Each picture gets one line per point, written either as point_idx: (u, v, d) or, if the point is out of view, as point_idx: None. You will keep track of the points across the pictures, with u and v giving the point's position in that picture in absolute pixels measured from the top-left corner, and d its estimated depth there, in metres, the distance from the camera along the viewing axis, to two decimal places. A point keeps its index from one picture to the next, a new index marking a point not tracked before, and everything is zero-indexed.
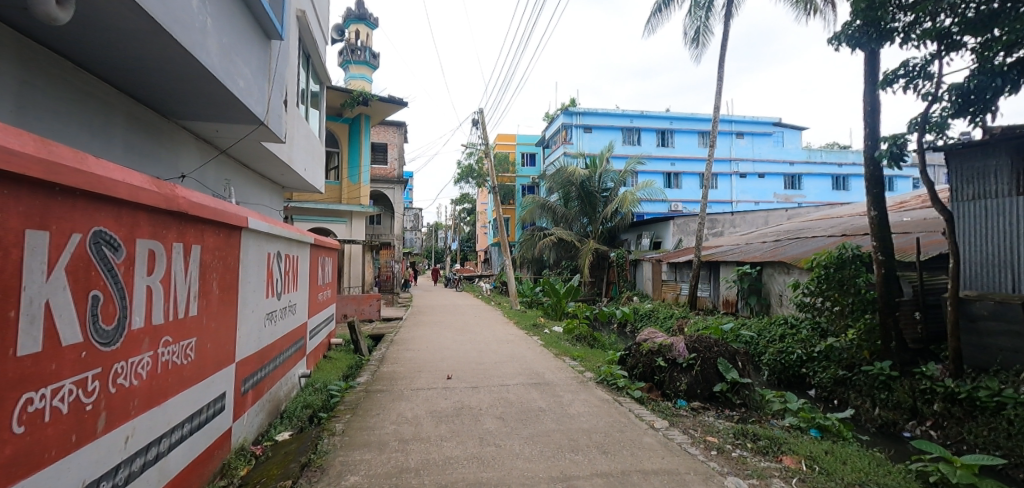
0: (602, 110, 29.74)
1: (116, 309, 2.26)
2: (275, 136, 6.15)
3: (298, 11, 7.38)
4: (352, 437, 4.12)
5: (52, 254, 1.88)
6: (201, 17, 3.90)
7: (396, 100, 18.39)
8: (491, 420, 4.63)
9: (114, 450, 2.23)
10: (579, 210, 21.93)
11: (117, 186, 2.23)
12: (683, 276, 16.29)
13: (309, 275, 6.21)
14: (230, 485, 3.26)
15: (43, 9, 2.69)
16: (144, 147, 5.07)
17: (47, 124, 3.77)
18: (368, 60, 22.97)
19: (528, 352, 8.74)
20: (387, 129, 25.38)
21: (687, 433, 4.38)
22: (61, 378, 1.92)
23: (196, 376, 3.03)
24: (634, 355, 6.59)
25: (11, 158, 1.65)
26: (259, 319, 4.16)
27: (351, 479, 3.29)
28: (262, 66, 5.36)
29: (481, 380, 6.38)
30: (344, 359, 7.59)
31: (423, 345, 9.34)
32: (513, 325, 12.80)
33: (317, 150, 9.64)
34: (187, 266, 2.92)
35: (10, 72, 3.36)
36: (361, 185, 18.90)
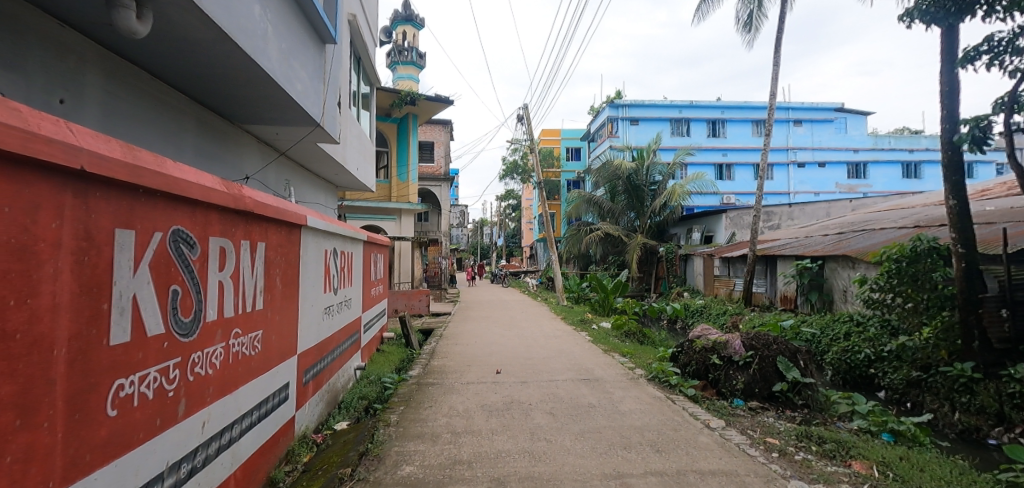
0: (649, 101, 28.97)
1: (193, 302, 2.43)
2: (330, 137, 6.39)
3: (349, 15, 7.61)
4: (406, 429, 4.22)
5: (140, 250, 2.08)
6: (261, 25, 4.08)
7: (442, 98, 18.70)
8: (541, 415, 4.63)
9: (193, 435, 2.41)
10: (626, 204, 21.60)
11: (192, 188, 2.40)
12: (738, 272, 15.85)
13: (363, 271, 6.45)
14: (294, 470, 3.44)
15: (125, 22, 2.90)
16: (213, 150, 5.40)
17: (129, 130, 4.06)
18: (414, 60, 23.46)
19: (576, 347, 8.70)
20: (434, 127, 25.93)
21: (746, 433, 4.23)
22: (147, 366, 2.11)
23: (263, 367, 3.20)
24: (687, 352, 6.44)
25: (98, 162, 1.85)
26: (317, 312, 4.33)
27: (407, 469, 3.37)
28: (317, 70, 5.57)
29: (531, 375, 6.39)
30: (396, 352, 7.79)
31: (472, 340, 9.46)
32: (561, 321, 12.78)
33: (368, 150, 9.95)
34: (253, 262, 3.09)
35: (96, 83, 3.66)
36: (410, 183, 19.32)
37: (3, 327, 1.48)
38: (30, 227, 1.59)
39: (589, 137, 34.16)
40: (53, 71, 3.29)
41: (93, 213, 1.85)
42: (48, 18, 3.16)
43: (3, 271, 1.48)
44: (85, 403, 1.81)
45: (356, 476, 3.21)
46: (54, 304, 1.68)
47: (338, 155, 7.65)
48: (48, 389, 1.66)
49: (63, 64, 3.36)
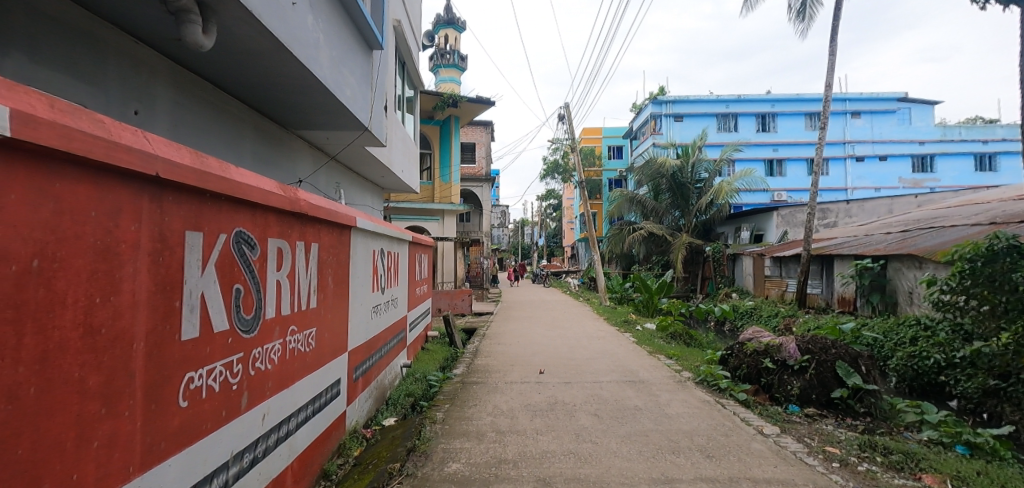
0: (694, 97, 28.17)
1: (254, 300, 2.57)
2: (378, 140, 6.57)
3: (394, 21, 7.80)
4: (452, 427, 4.27)
5: (207, 251, 2.23)
6: (314, 34, 4.24)
7: (484, 100, 18.85)
8: (586, 417, 4.59)
9: (255, 426, 2.55)
10: (670, 202, 21.18)
11: (252, 191, 2.54)
12: (791, 272, 15.07)
13: (408, 271, 6.60)
14: (345, 464, 3.56)
15: (193, 36, 3.07)
16: (269, 155, 5.67)
17: (195, 138, 4.32)
18: (457, 63, 23.82)
19: (620, 349, 8.58)
20: (475, 128, 26.26)
21: (803, 441, 4.04)
22: (213, 360, 2.27)
23: (317, 363, 3.33)
24: (737, 356, 6.24)
25: (171, 169, 2.01)
26: (366, 311, 4.45)
27: (453, 466, 3.42)
28: (365, 75, 5.74)
29: (574, 376, 6.36)
30: (440, 351, 7.92)
31: (514, 340, 9.49)
32: (603, 321, 12.66)
33: (413, 153, 10.18)
34: (308, 262, 3.22)
35: (166, 94, 3.92)
36: (452, 184, 19.68)
37: (87, 322, 1.67)
38: (111, 231, 1.77)
39: (630, 134, 33.61)
40: (128, 84, 3.55)
41: (167, 216, 2.02)
42: (124, 35, 3.42)
43: (86, 270, 1.67)
44: (159, 393, 1.98)
45: (404, 471, 3.28)
46: (134, 301, 1.86)
47: (385, 158, 7.86)
48: (127, 380, 1.84)
49: (136, 78, 3.62)
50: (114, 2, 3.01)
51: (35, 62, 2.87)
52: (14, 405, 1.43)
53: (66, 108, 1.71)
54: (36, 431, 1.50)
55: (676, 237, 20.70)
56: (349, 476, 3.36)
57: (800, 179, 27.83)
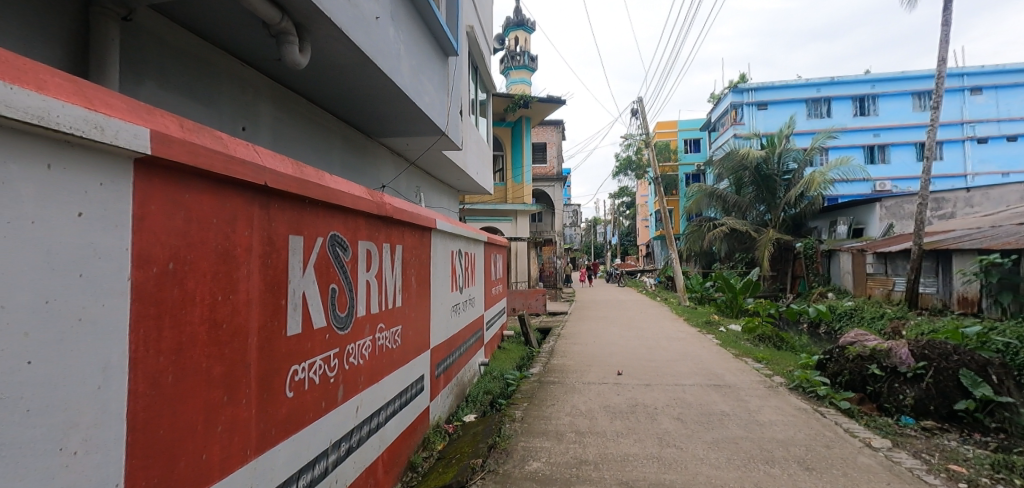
0: (779, 83, 25.97)
1: (348, 299, 2.74)
2: (454, 144, 6.78)
3: (467, 27, 8.01)
4: (531, 425, 4.31)
5: (306, 254, 2.41)
6: (396, 46, 4.45)
7: (553, 99, 18.87)
8: (669, 420, 4.44)
9: (350, 417, 2.72)
10: (754, 196, 20.05)
11: (344, 197, 2.71)
12: (899, 270, 13.53)
13: (484, 271, 6.76)
14: (430, 457, 3.71)
15: (292, 56, 3.32)
16: (356, 163, 6.03)
17: (292, 150, 4.68)
18: (526, 64, 24.06)
19: (703, 351, 8.22)
20: (546, 128, 26.39)
21: (920, 457, 3.64)
22: (314, 354, 2.45)
23: (403, 359, 3.49)
24: (837, 361, 5.76)
25: (276, 178, 2.20)
26: (446, 310, 4.60)
27: (534, 465, 3.45)
28: (442, 82, 5.94)
29: (654, 378, 6.18)
30: (515, 350, 8.01)
31: (591, 340, 9.41)
32: (684, 322, 12.23)
33: (487, 155, 10.41)
34: (393, 263, 3.38)
35: (267, 110, 4.28)
36: (525, 184, 19.98)
37: (212, 317, 1.87)
38: (229, 236, 1.97)
39: (707, 126, 32.12)
40: (238, 103, 3.93)
41: (273, 222, 2.21)
42: (233, 59, 3.79)
43: (211, 272, 1.87)
44: (271, 383, 2.16)
45: (487, 467, 3.35)
46: (248, 299, 2.05)
47: (460, 161, 8.08)
48: (245, 370, 2.03)
49: (244, 97, 4.00)
50: (226, 29, 3.35)
51: (166, 88, 3.26)
52: (154, 389, 1.63)
53: (192, 127, 1.92)
54: (172, 414, 1.70)
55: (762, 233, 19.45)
56: (434, 468, 3.49)
57: (908, 165, 25.53)
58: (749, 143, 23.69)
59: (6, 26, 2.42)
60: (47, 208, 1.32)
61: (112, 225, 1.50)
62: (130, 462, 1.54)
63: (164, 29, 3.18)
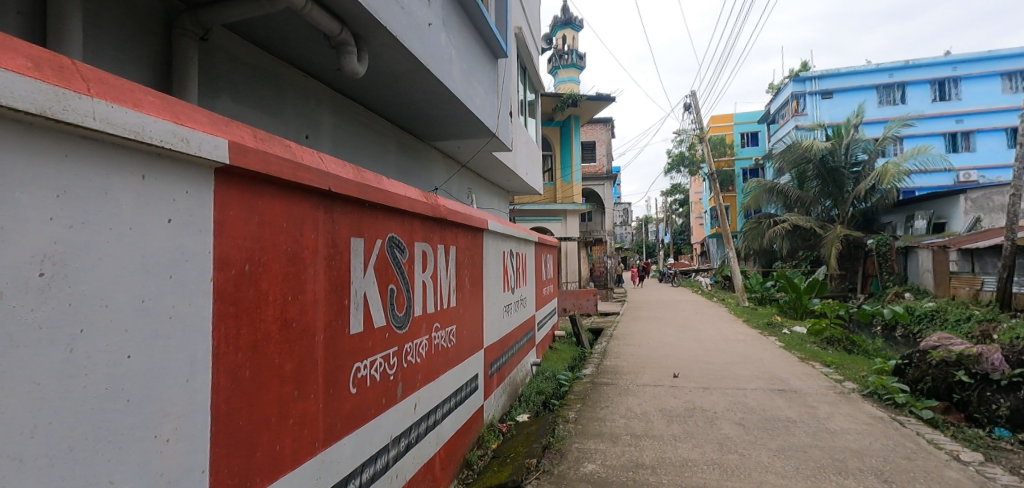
0: (846, 69, 24.37)
1: (405, 299, 2.83)
2: (503, 145, 6.84)
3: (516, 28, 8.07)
4: (585, 427, 4.28)
5: (367, 255, 2.51)
6: (447, 50, 4.54)
7: (603, 97, 18.73)
8: (730, 426, 4.27)
9: (408, 413, 2.80)
10: (819, 190, 18.99)
11: (401, 200, 2.79)
12: (988, 268, 12.39)
13: (535, 271, 6.77)
14: (485, 455, 3.76)
15: (351, 65, 3.46)
16: (410, 166, 6.20)
17: (351, 155, 4.88)
18: (574, 62, 23.99)
19: (765, 353, 7.86)
20: (595, 126, 26.18)
21: (1017, 473, 3.32)
22: (375, 352, 2.54)
23: (458, 358, 3.55)
24: (918, 366, 5.35)
25: (339, 183, 2.29)
26: (498, 309, 4.65)
27: (589, 466, 3.42)
28: (492, 85, 6.01)
29: (713, 382, 5.97)
30: (567, 351, 7.97)
31: (644, 341, 9.22)
32: (743, 323, 11.79)
33: (536, 155, 10.44)
34: (447, 263, 3.45)
35: (327, 118, 4.49)
36: (574, 183, 19.90)
37: (283, 316, 1.98)
38: (297, 239, 2.08)
39: (765, 119, 30.72)
40: (301, 113, 4.13)
41: (336, 225, 2.31)
42: (296, 71, 4.00)
43: (282, 273, 1.98)
44: (336, 380, 2.26)
45: (541, 467, 3.35)
46: (315, 299, 2.15)
47: (510, 161, 8.14)
48: (312, 367, 2.13)
49: (307, 107, 4.19)
50: (289, 42, 3.53)
51: (239, 101, 3.48)
52: (234, 383, 1.74)
53: (265, 137, 2.03)
54: (250, 406, 1.81)
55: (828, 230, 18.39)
56: (488, 466, 3.53)
57: (995, 153, 23.50)
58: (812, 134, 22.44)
59: (103, 49, 2.67)
60: (142, 215, 1.44)
61: (197, 230, 1.62)
62: (214, 449, 1.66)
63: (236, 47, 3.40)
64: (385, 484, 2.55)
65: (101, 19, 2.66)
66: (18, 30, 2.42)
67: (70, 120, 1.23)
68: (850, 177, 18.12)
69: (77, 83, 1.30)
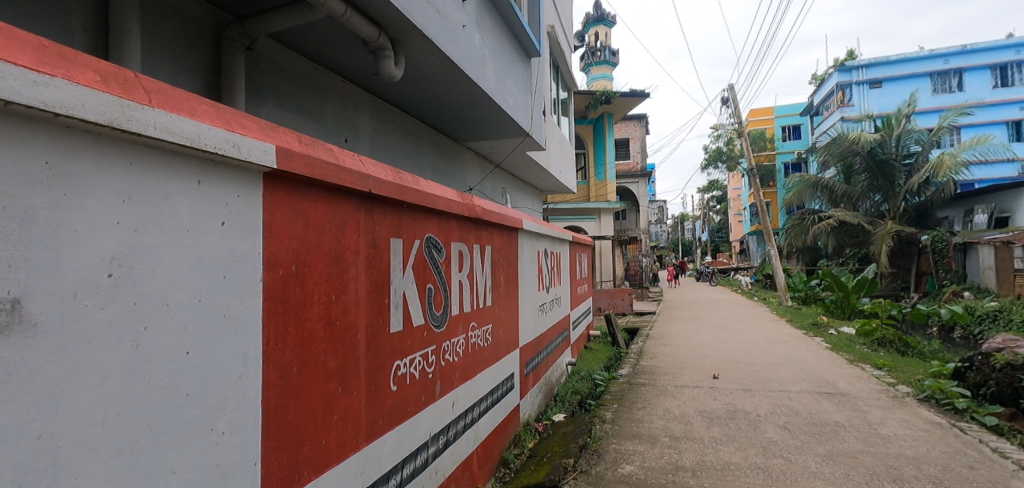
0: (895, 57, 23.14)
1: (443, 298, 2.87)
2: (537, 144, 6.83)
3: (548, 26, 8.05)
4: (623, 428, 4.23)
5: (405, 255, 2.55)
6: (481, 51, 4.57)
7: (638, 93, 18.47)
8: (774, 429, 4.14)
9: (446, 411, 2.84)
10: (868, 184, 18.18)
11: (438, 200, 2.83)
12: None
13: (569, 270, 6.73)
14: (522, 454, 3.77)
15: (388, 69, 3.53)
16: (445, 167, 6.28)
17: (388, 157, 4.97)
18: (607, 59, 23.75)
19: (810, 355, 7.58)
20: (629, 123, 25.90)
21: None
22: (414, 350, 2.58)
23: (494, 357, 3.57)
24: (981, 370, 5.02)
25: (379, 184, 2.35)
26: (533, 309, 4.65)
27: (627, 468, 3.39)
28: (525, 84, 6.01)
29: (755, 383, 5.80)
30: (603, 351, 7.90)
31: (681, 341, 9.04)
32: (787, 323, 11.40)
33: (569, 154, 10.38)
34: (483, 263, 3.48)
35: (365, 121, 4.58)
36: (608, 181, 19.64)
37: (327, 314, 2.04)
38: (340, 240, 2.14)
39: (808, 111, 29.55)
40: (340, 117, 4.23)
41: (376, 226, 2.37)
42: (335, 76, 4.11)
43: (326, 273, 2.04)
44: (377, 377, 2.31)
45: (579, 467, 3.34)
46: (356, 298, 2.21)
47: (543, 160, 8.12)
48: (355, 364, 2.19)
49: (346, 111, 4.30)
50: (328, 48, 3.63)
51: (282, 107, 3.60)
52: (282, 379, 1.81)
53: (310, 141, 2.10)
54: (297, 402, 1.87)
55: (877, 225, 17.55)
56: (525, 465, 3.54)
57: None
58: (859, 126, 21.41)
59: (159, 61, 2.81)
60: (198, 219, 1.51)
61: (247, 232, 1.69)
62: (265, 443, 1.72)
63: (278, 54, 3.52)
64: (425, 481, 2.59)
65: (157, 33, 2.80)
66: (82, 45, 2.58)
67: (134, 129, 1.30)
68: (902, 170, 17.28)
69: (139, 94, 1.37)
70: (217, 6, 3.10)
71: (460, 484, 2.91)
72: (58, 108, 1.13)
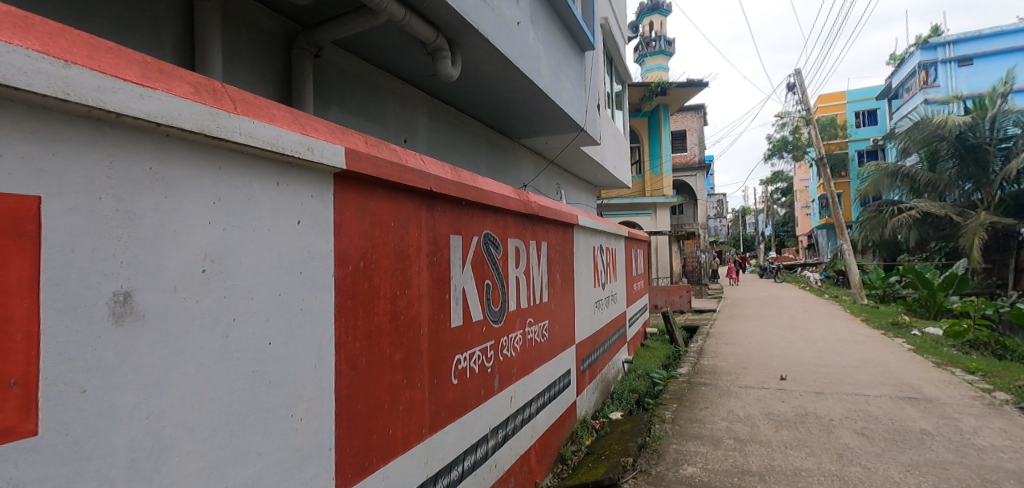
0: (990, 30, 21.07)
1: (500, 294, 2.90)
2: (592, 139, 6.76)
3: (602, 19, 7.96)
4: (684, 428, 4.12)
5: (464, 251, 2.61)
6: (535, 47, 4.57)
7: (695, 82, 17.96)
8: (850, 435, 3.90)
9: (505, 406, 2.88)
10: (957, 172, 16.73)
11: (495, 197, 2.86)
12: None
13: (625, 266, 6.63)
14: (579, 451, 3.77)
15: (445, 69, 3.59)
16: (499, 165, 6.34)
17: (444, 156, 5.08)
18: (663, 49, 23.13)
19: (890, 357, 7.06)
20: (686, 114, 25.54)
21: None
22: (473, 345, 2.63)
23: (550, 353, 3.57)
24: None
25: (439, 183, 2.40)
26: (589, 305, 4.61)
27: (689, 469, 3.31)
28: (579, 78, 5.96)
29: (828, 386, 5.49)
30: (661, 348, 7.72)
31: (744, 340, 8.69)
32: (863, 323, 10.68)
33: (625, 148, 10.20)
34: (539, 259, 3.48)
35: (423, 122, 4.70)
36: (664, 175, 19.11)
37: (393, 309, 2.11)
38: (404, 238, 2.20)
39: (886, 93, 27.46)
40: (399, 118, 4.36)
41: (437, 223, 2.42)
42: (394, 79, 4.24)
43: (391, 269, 2.12)
44: (439, 370, 2.38)
45: (638, 467, 3.29)
46: (419, 294, 2.28)
47: (598, 155, 8.03)
48: (418, 357, 2.26)
49: (404, 112, 4.43)
50: (386, 52, 3.74)
51: (346, 110, 3.75)
52: (353, 370, 1.90)
53: (376, 142, 2.17)
54: (367, 392, 1.96)
55: (967, 216, 16.09)
56: (583, 462, 3.54)
57: None
58: (945, 109, 19.65)
59: (240, 72, 3.03)
60: (278, 217, 1.61)
61: (322, 230, 1.78)
62: (338, 430, 1.81)
63: (342, 60, 3.68)
64: (485, 473, 2.65)
65: (238, 46, 3.01)
66: (179, 61, 2.83)
67: (223, 136, 1.39)
68: (998, 155, 15.73)
69: (227, 103, 1.46)
70: (288, 17, 3.28)
71: (519, 477, 2.95)
72: (159, 118, 1.22)
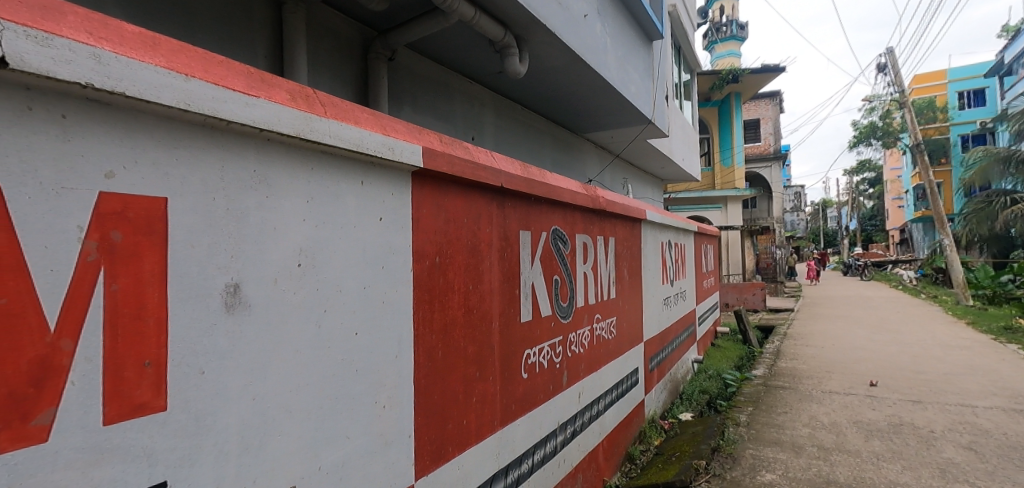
0: None
1: (568, 290, 2.90)
2: (660, 131, 6.55)
3: (671, 6, 7.71)
4: (760, 432, 3.94)
5: (533, 248, 2.62)
6: (602, 39, 4.49)
7: (771, 68, 16.90)
8: (954, 449, 3.56)
9: (573, 402, 2.88)
10: None
11: (563, 192, 2.85)
12: None
13: (694, 263, 6.38)
14: (648, 451, 3.70)
15: (513, 66, 3.62)
16: (564, 160, 6.30)
17: (510, 152, 5.12)
18: (735, 34, 21.96)
19: (1003, 366, 6.35)
20: (758, 102, 23.77)
21: None
22: (542, 340, 2.65)
23: (618, 350, 3.52)
24: None
25: (509, 179, 2.43)
26: (657, 303, 4.50)
27: (768, 476, 3.16)
28: (647, 69, 5.80)
29: (927, 395, 5.02)
30: (734, 349, 7.38)
31: (829, 343, 8.13)
32: (969, 327, 9.64)
33: (693, 139, 9.81)
34: (607, 255, 3.43)
35: (489, 119, 4.76)
36: (736, 167, 18.15)
37: (467, 303, 2.16)
38: (476, 234, 2.25)
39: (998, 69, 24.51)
40: (466, 116, 4.44)
41: (507, 219, 2.45)
42: (461, 78, 4.32)
43: (464, 264, 2.17)
44: (510, 363, 2.41)
45: (712, 471, 3.20)
46: (491, 289, 2.31)
47: (666, 147, 7.79)
48: (490, 351, 2.30)
49: (471, 110, 4.50)
50: (454, 51, 3.82)
51: (416, 110, 3.88)
52: (430, 361, 1.96)
53: (450, 140, 2.23)
54: (443, 384, 2.02)
55: None
56: (652, 463, 3.47)
57: None
58: None
59: (324, 76, 3.21)
60: (363, 215, 1.69)
61: (402, 226, 1.86)
62: (417, 419, 1.88)
63: (412, 62, 3.80)
64: (555, 468, 2.66)
65: (321, 52, 3.20)
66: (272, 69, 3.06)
67: (313, 139, 1.47)
68: None
69: (319, 107, 1.55)
70: (364, 23, 3.43)
71: (587, 474, 2.95)
72: (262, 124, 1.31)
